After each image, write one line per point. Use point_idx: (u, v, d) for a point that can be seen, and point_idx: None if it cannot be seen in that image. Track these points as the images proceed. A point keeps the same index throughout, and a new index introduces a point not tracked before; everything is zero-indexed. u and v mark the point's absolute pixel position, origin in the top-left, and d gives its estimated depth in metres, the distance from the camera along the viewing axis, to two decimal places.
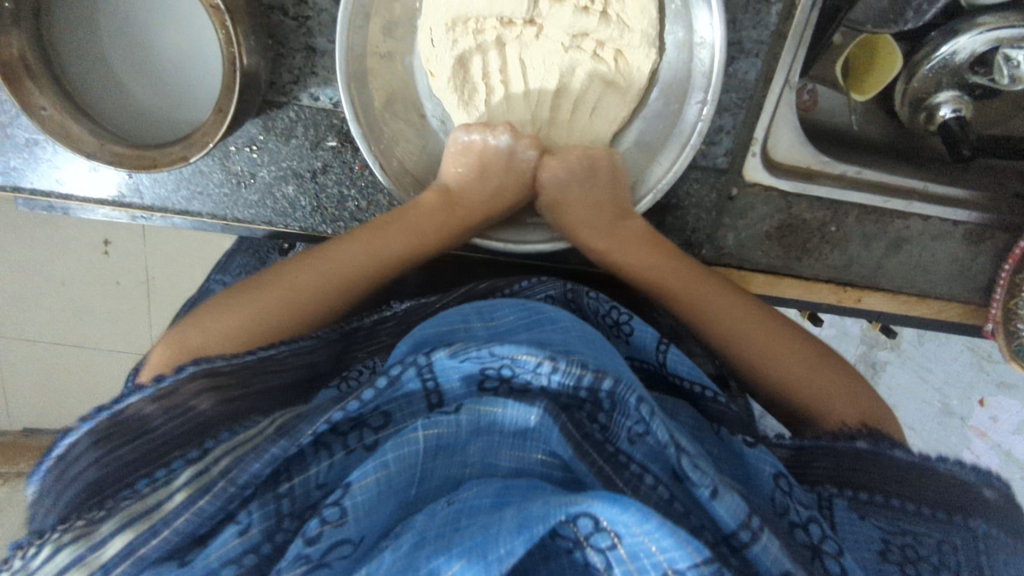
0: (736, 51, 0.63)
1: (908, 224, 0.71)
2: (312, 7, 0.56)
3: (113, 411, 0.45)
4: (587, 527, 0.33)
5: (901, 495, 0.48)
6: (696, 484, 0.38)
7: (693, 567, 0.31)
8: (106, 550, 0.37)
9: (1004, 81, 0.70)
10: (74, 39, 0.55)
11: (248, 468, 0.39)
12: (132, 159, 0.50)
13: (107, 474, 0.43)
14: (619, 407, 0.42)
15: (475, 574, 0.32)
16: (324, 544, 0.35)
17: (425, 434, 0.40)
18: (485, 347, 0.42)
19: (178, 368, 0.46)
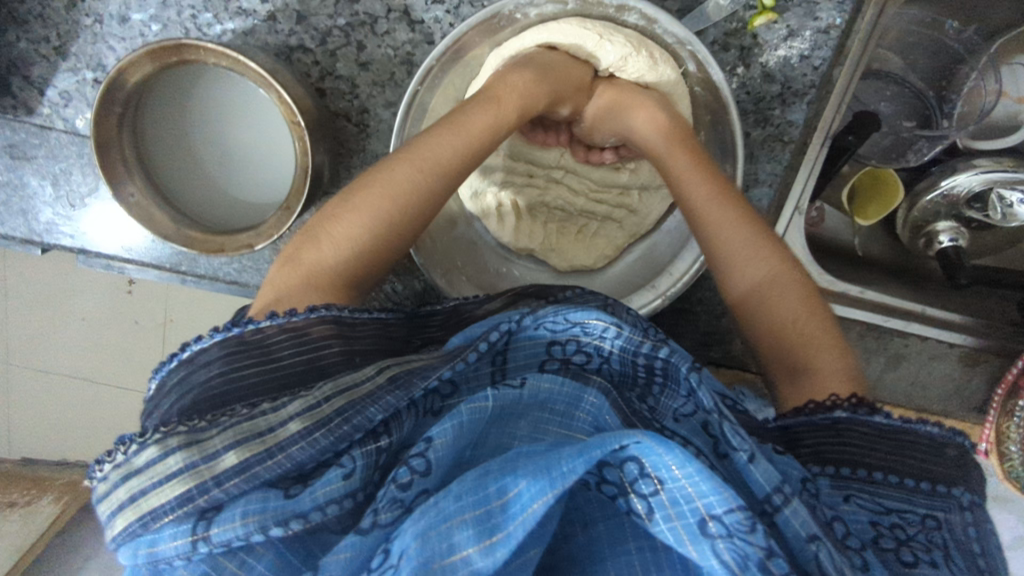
0: (753, 180, 0.68)
1: (907, 342, 0.76)
2: (373, 118, 0.62)
3: (240, 331, 0.47)
4: (633, 472, 0.38)
5: (890, 469, 0.45)
6: (736, 448, 0.41)
7: (728, 512, 0.35)
8: (220, 462, 0.39)
9: (997, 217, 0.78)
10: (163, 134, 0.61)
11: (363, 412, 0.42)
12: (202, 243, 0.56)
13: (206, 395, 0.44)
14: (669, 384, 0.47)
15: (541, 489, 0.36)
16: (413, 490, 0.40)
17: (494, 402, 0.45)
18: (560, 316, 0.48)
19: (311, 308, 0.49)
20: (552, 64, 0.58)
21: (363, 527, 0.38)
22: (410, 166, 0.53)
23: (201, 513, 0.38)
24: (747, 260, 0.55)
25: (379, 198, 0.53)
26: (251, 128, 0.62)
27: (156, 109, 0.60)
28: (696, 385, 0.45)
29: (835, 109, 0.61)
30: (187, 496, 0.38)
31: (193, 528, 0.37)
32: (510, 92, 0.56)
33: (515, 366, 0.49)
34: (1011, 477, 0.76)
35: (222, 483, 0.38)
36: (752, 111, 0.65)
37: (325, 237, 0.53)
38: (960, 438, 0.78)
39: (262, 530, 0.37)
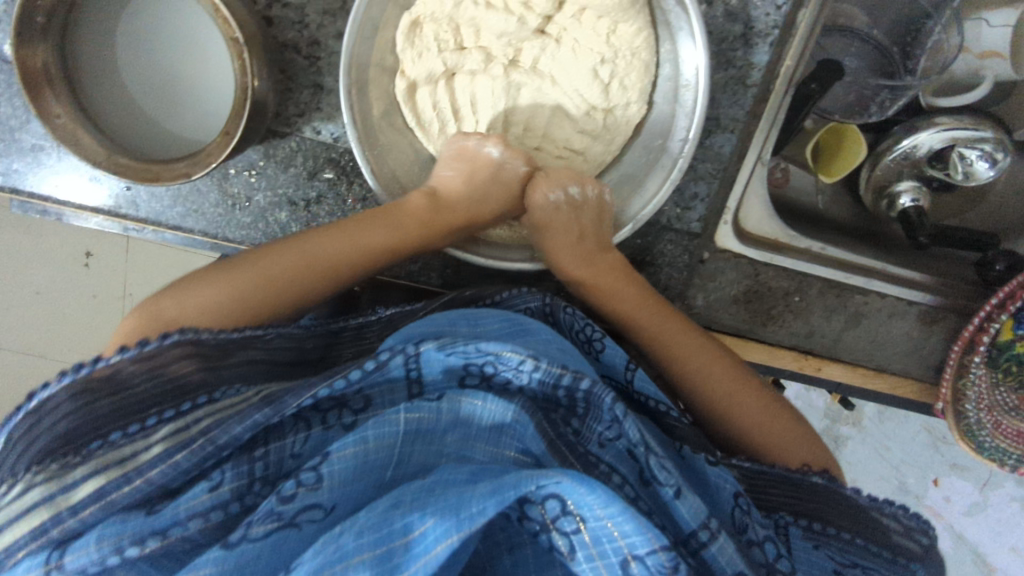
0: (713, 125, 0.67)
1: (866, 299, 0.74)
2: (324, 49, 0.60)
3: (93, 370, 0.47)
4: (556, 510, 0.41)
5: (851, 531, 0.56)
6: (664, 483, 0.46)
7: (652, 551, 0.39)
8: (76, 492, 0.43)
9: (958, 176, 0.78)
10: (96, 58, 0.58)
11: (229, 431, 0.45)
12: (135, 171, 0.53)
13: (81, 424, 0.47)
14: (593, 410, 0.50)
15: (447, 527, 0.38)
16: (296, 505, 0.41)
17: (405, 417, 0.47)
18: (471, 344, 0.49)
19: (163, 335, 0.49)
20: (454, 202, 0.62)
21: (231, 540, 0.39)
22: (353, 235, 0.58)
23: (54, 543, 0.42)
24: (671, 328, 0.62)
25: (255, 274, 0.56)
26: (198, 67, 0.59)
27: (99, 34, 0.58)
28: (621, 415, 0.48)
29: (796, 57, 0.65)
30: (40, 529, 0.42)
31: (47, 558, 0.41)
32: (415, 216, 0.60)
33: (432, 383, 0.50)
34: (961, 429, 0.78)
35: (78, 514, 0.43)
36: (714, 52, 0.64)
37: (189, 296, 0.54)
38: (918, 397, 0.78)
39: (118, 551, 0.41)
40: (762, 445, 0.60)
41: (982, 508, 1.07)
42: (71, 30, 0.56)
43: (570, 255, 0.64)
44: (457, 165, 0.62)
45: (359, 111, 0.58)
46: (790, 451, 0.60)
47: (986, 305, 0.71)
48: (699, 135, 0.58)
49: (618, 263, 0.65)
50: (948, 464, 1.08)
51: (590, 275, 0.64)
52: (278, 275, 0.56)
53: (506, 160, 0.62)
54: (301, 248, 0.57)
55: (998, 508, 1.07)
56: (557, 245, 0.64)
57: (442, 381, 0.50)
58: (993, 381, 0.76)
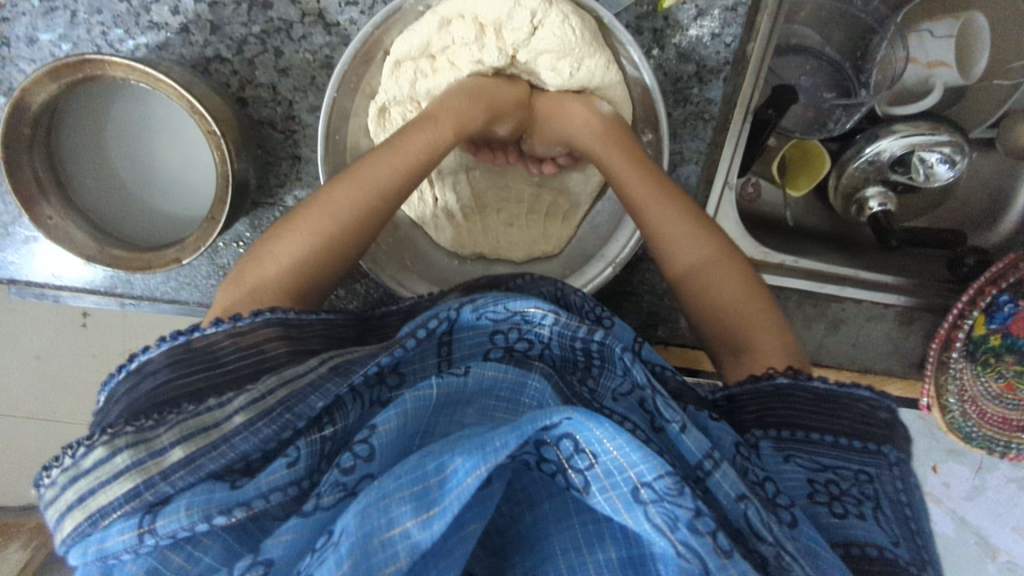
0: (679, 158, 0.70)
1: (843, 306, 0.77)
2: (298, 123, 0.63)
3: (190, 339, 0.48)
4: (569, 449, 0.40)
5: (822, 428, 0.49)
6: (670, 420, 0.45)
7: (658, 478, 0.38)
8: (166, 457, 0.41)
9: (920, 178, 0.81)
10: (78, 155, 0.60)
11: (308, 402, 0.44)
12: (131, 262, 0.55)
13: (169, 391, 0.45)
14: (607, 366, 0.50)
15: (475, 463, 0.38)
16: (355, 475, 0.42)
17: (438, 389, 0.47)
18: (500, 303, 0.50)
19: (256, 313, 0.49)
20: (490, 89, 0.61)
21: (306, 509, 0.40)
22: (391, 157, 0.57)
23: (146, 507, 0.40)
24: (678, 229, 0.58)
25: (322, 214, 0.55)
26: (183, 153, 0.62)
27: (80, 135, 0.60)
28: (630, 363, 0.48)
29: (752, 85, 0.64)
30: (134, 492, 0.40)
31: (138, 522, 0.39)
32: (450, 111, 0.59)
33: (461, 353, 0.51)
34: (948, 423, 0.79)
35: (168, 478, 0.41)
36: (671, 91, 0.67)
37: (273, 255, 0.54)
38: (904, 394, 0.80)
39: (207, 519, 0.40)
40: (739, 330, 0.56)
41: (983, 490, 1.09)
42: (53, 134, 0.58)
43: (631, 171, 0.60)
44: (471, 85, 0.62)
45: None
46: (762, 337, 0.56)
47: (957, 304, 0.73)
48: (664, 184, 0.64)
49: (657, 169, 0.60)
50: (945, 450, 1.10)
51: (603, 150, 0.61)
52: (334, 214, 0.55)
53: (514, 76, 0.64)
54: (362, 177, 0.56)
55: (996, 489, 1.09)
56: (563, 128, 0.63)
57: (471, 355, 0.51)
58: (973, 371, 0.78)
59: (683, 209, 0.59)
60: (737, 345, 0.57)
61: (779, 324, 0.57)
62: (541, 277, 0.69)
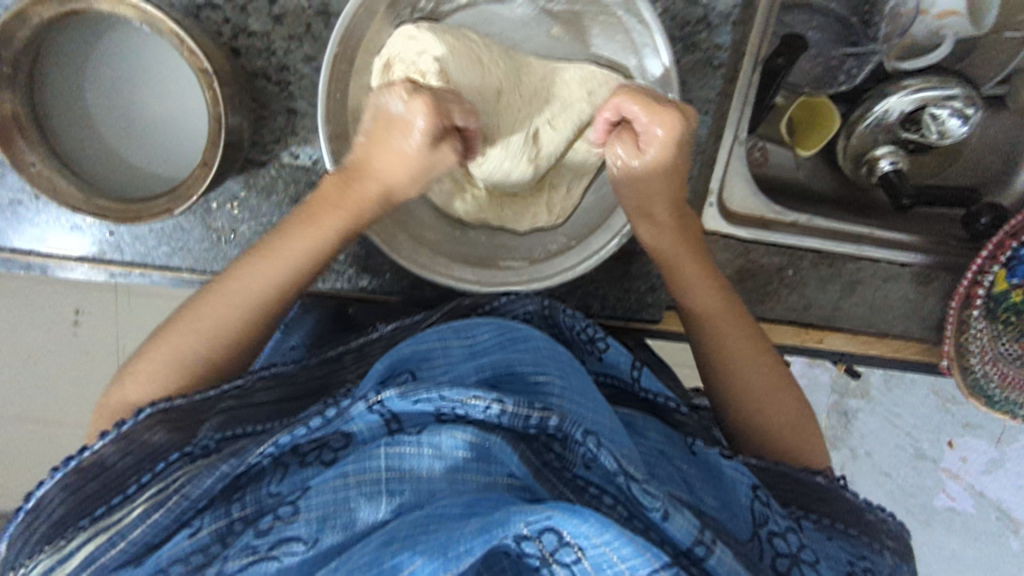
0: (688, 108, 0.67)
1: (860, 266, 0.75)
2: (294, 73, 0.60)
3: (80, 460, 0.49)
4: (552, 542, 0.41)
5: (834, 518, 0.56)
6: (650, 507, 0.43)
7: (653, 570, 0.40)
8: (71, 562, 0.45)
9: (932, 136, 0.80)
10: (64, 106, 0.58)
11: (200, 484, 0.45)
12: (116, 212, 0.52)
13: (76, 503, 0.48)
14: (570, 441, 0.46)
15: (435, 567, 0.39)
16: (271, 538, 0.43)
17: (386, 452, 0.45)
18: (434, 391, 0.45)
19: (137, 411, 0.50)
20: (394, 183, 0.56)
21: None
22: (299, 231, 0.57)
23: None
24: (710, 297, 0.63)
25: (283, 262, 0.57)
26: (169, 97, 0.59)
27: (62, 84, 0.58)
28: (597, 449, 0.45)
29: (760, 34, 0.66)
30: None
31: None
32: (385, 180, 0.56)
33: (409, 420, 0.47)
34: (968, 386, 0.77)
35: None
36: (679, 37, 0.64)
37: (161, 347, 0.55)
38: (923, 357, 0.78)
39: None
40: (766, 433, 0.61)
41: (999, 464, 1.07)
42: (38, 81, 0.56)
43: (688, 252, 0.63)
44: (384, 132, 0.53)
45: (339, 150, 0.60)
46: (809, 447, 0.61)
47: (977, 259, 0.71)
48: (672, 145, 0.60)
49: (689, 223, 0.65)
50: (960, 424, 1.08)
51: (664, 217, 0.63)
52: (225, 305, 0.56)
53: (409, 113, 0.51)
54: (272, 261, 0.56)
55: (1016, 462, 1.06)
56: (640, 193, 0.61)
57: (418, 418, 0.47)
58: (994, 333, 0.75)
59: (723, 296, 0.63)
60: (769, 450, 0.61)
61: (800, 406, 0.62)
62: (546, 246, 0.66)
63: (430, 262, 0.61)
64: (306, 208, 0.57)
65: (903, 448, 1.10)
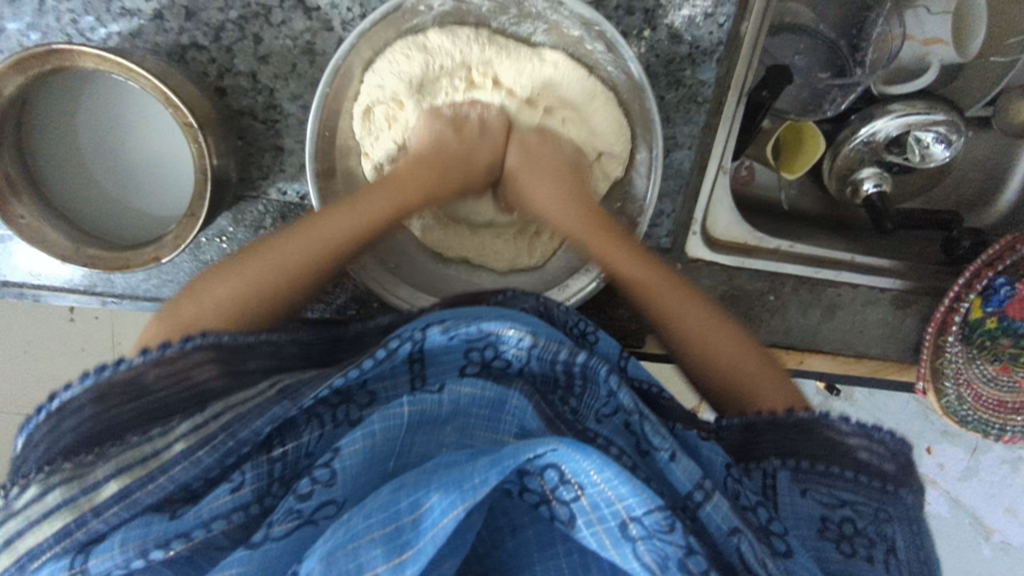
0: (672, 143, 0.68)
1: (839, 291, 0.76)
2: (280, 112, 0.61)
3: (116, 371, 0.48)
4: (554, 480, 0.44)
5: (832, 463, 0.53)
6: (659, 448, 0.48)
7: (647, 512, 0.41)
8: (102, 491, 0.45)
9: (915, 159, 0.81)
10: (54, 155, 0.59)
11: (248, 426, 0.47)
12: (106, 262, 0.53)
13: (102, 428, 0.48)
14: (590, 387, 0.51)
15: (452, 500, 0.40)
16: (314, 501, 0.44)
17: (409, 409, 0.48)
18: (474, 325, 0.50)
19: (184, 338, 0.50)
20: (453, 155, 0.59)
21: (255, 541, 0.42)
22: (346, 207, 0.56)
23: (80, 548, 0.44)
24: (662, 294, 0.58)
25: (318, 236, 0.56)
26: (154, 137, 0.60)
27: (51, 132, 0.58)
28: (616, 387, 0.50)
29: (746, 72, 0.65)
30: (65, 531, 0.44)
31: (71, 562, 0.43)
32: (411, 177, 0.58)
33: (433, 366, 0.52)
34: (943, 406, 0.78)
35: (101, 515, 0.45)
36: (662, 73, 0.65)
37: (201, 296, 0.55)
38: (899, 377, 0.80)
39: (143, 554, 0.43)
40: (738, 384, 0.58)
41: (974, 472, 1.10)
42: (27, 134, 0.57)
43: (593, 239, 0.58)
44: (441, 126, 0.60)
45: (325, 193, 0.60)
46: (765, 395, 0.57)
47: (955, 285, 0.72)
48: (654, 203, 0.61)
49: (629, 238, 0.59)
50: (939, 431, 1.10)
51: (574, 225, 0.59)
52: (317, 239, 0.55)
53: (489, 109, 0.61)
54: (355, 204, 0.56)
55: (990, 470, 1.10)
56: (545, 194, 0.60)
57: (443, 369, 0.52)
58: (969, 356, 0.77)
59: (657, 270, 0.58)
60: (743, 395, 0.58)
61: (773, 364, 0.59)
62: None
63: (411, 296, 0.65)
64: (384, 177, 0.58)
65: None
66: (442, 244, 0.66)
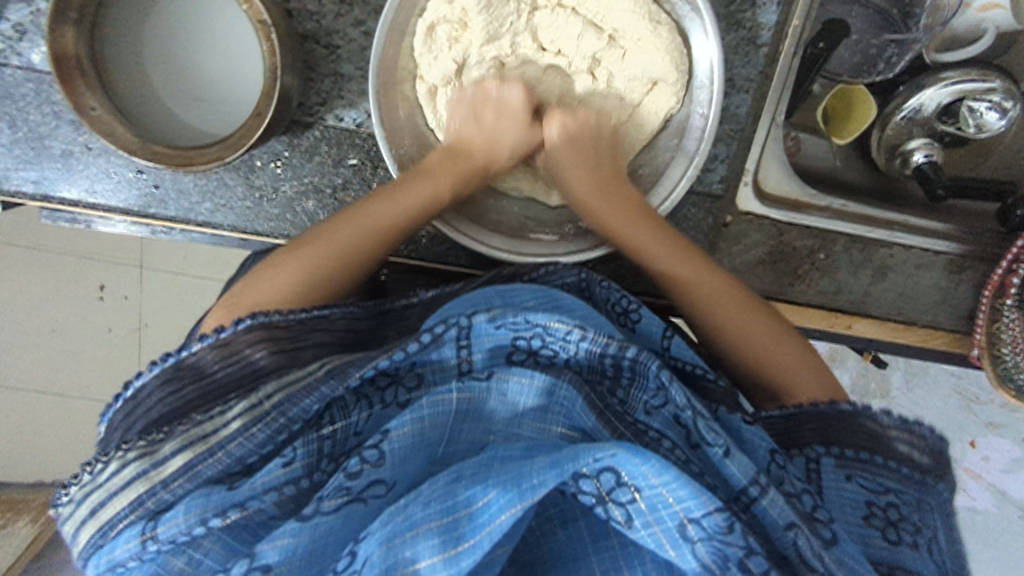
0: (729, 86, 0.68)
1: (892, 252, 0.75)
2: (342, 38, 0.61)
3: (178, 359, 0.51)
4: (610, 482, 0.41)
5: (884, 454, 0.52)
6: (711, 444, 0.46)
7: (707, 514, 0.39)
8: (168, 465, 0.47)
9: (970, 129, 0.79)
10: (126, 69, 0.62)
11: (299, 404, 0.48)
12: (171, 157, 0.54)
13: (171, 410, 0.51)
14: (638, 379, 0.51)
15: (510, 497, 0.39)
16: (363, 481, 0.43)
17: (456, 395, 0.48)
18: (520, 316, 0.51)
19: (238, 319, 0.52)
20: (479, 148, 0.63)
21: (305, 513, 0.42)
22: (392, 198, 0.60)
23: (149, 514, 0.45)
24: (653, 249, 0.61)
25: (368, 224, 0.59)
26: (223, 53, 0.62)
27: (123, 46, 0.61)
28: (667, 381, 0.49)
29: (803, 17, 0.65)
30: (138, 501, 0.46)
31: (143, 528, 0.45)
32: (451, 161, 0.62)
33: (481, 362, 0.51)
34: (998, 375, 0.76)
35: (168, 487, 0.46)
36: (724, 15, 0.66)
37: (262, 281, 0.57)
38: (953, 347, 0.78)
39: (204, 522, 0.44)
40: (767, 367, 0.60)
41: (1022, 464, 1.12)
42: (99, 42, 0.60)
43: (615, 215, 0.62)
44: (463, 110, 0.64)
45: (386, 117, 0.61)
46: (797, 384, 0.59)
47: (1013, 248, 0.71)
48: (719, 107, 0.59)
49: (653, 213, 0.63)
50: (984, 423, 1.13)
51: (588, 193, 0.63)
52: (363, 224, 0.59)
53: (508, 90, 0.63)
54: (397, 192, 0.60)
55: None
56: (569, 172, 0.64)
57: (494, 358, 0.52)
58: None
59: (689, 255, 0.62)
60: (770, 386, 0.60)
61: (812, 358, 0.60)
62: (576, 224, 0.68)
63: (462, 225, 0.63)
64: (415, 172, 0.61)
65: None
66: (494, 179, 0.68)
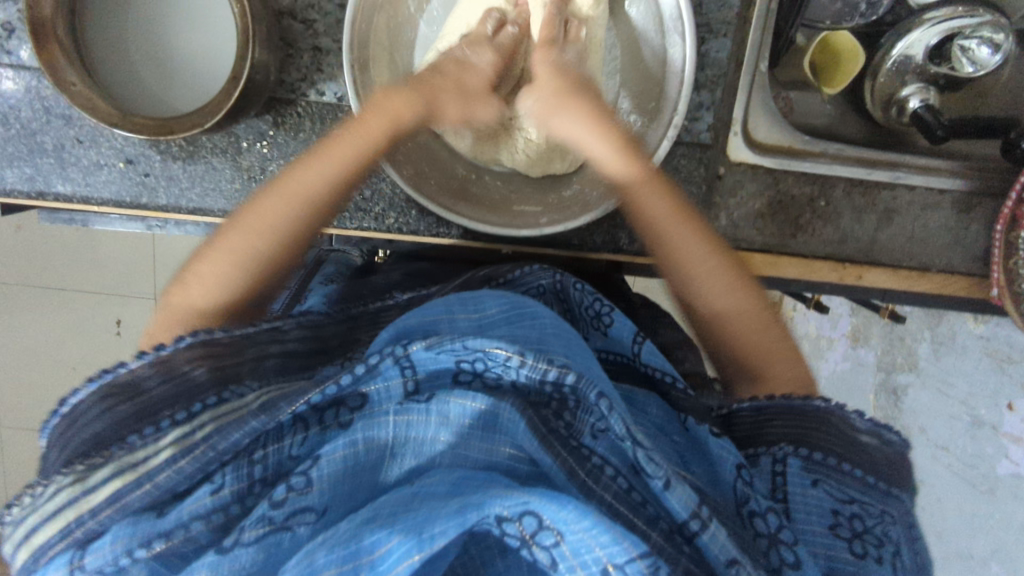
0: (706, 32, 0.70)
1: (895, 195, 0.72)
2: (318, 11, 0.63)
3: (116, 375, 0.50)
4: (532, 525, 0.39)
5: (851, 461, 0.53)
6: (652, 476, 0.43)
7: (631, 560, 0.37)
8: (98, 493, 0.44)
9: (965, 68, 0.77)
10: (116, 66, 0.66)
11: (228, 437, 0.46)
12: (152, 128, 0.57)
13: (108, 427, 0.49)
14: (583, 403, 0.47)
15: (409, 547, 0.38)
16: (286, 509, 0.43)
17: (395, 417, 0.47)
18: (459, 341, 0.48)
19: (177, 338, 0.52)
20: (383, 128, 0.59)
21: (225, 546, 0.41)
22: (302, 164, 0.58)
23: (78, 544, 0.43)
24: (713, 271, 0.60)
25: (285, 196, 0.58)
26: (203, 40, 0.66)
27: (108, 47, 0.66)
28: (607, 411, 0.45)
29: None
30: (67, 530, 0.43)
31: (71, 557, 0.42)
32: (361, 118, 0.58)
33: (426, 380, 0.49)
34: None
35: (96, 516, 0.44)
36: None
37: (193, 281, 0.58)
38: (971, 291, 0.75)
39: (128, 553, 0.42)
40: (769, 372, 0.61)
41: None
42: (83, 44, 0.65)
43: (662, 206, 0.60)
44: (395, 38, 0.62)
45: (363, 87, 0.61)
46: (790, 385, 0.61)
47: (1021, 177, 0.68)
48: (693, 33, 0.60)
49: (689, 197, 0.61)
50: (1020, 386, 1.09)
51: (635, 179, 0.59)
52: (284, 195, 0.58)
53: None
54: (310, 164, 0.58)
55: None
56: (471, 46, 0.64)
57: (437, 378, 0.49)
58: None
59: (717, 250, 0.61)
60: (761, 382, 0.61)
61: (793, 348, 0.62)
62: (561, 191, 0.68)
63: (445, 200, 0.62)
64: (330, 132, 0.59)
65: (958, 417, 1.13)
66: (479, 151, 0.68)
